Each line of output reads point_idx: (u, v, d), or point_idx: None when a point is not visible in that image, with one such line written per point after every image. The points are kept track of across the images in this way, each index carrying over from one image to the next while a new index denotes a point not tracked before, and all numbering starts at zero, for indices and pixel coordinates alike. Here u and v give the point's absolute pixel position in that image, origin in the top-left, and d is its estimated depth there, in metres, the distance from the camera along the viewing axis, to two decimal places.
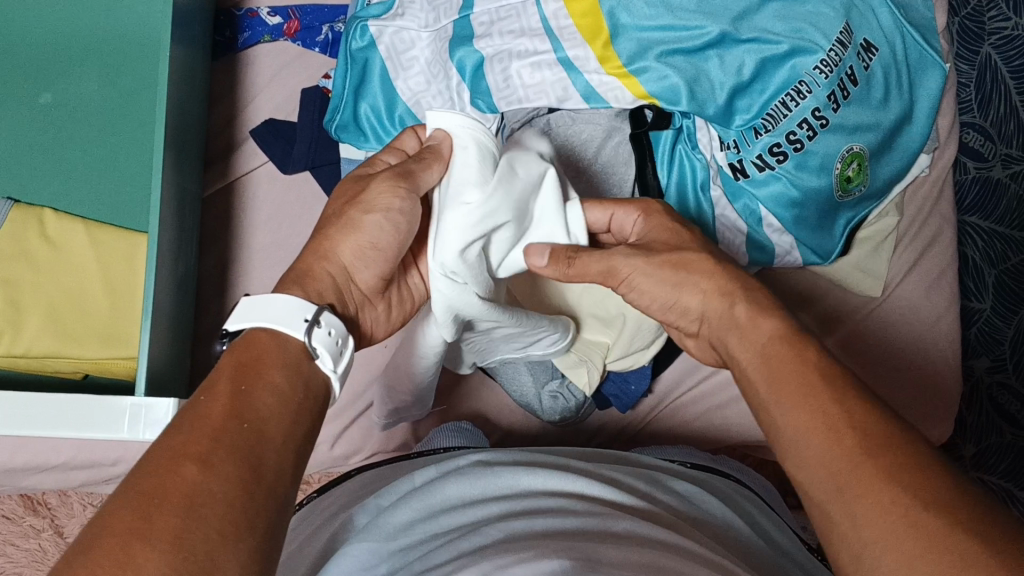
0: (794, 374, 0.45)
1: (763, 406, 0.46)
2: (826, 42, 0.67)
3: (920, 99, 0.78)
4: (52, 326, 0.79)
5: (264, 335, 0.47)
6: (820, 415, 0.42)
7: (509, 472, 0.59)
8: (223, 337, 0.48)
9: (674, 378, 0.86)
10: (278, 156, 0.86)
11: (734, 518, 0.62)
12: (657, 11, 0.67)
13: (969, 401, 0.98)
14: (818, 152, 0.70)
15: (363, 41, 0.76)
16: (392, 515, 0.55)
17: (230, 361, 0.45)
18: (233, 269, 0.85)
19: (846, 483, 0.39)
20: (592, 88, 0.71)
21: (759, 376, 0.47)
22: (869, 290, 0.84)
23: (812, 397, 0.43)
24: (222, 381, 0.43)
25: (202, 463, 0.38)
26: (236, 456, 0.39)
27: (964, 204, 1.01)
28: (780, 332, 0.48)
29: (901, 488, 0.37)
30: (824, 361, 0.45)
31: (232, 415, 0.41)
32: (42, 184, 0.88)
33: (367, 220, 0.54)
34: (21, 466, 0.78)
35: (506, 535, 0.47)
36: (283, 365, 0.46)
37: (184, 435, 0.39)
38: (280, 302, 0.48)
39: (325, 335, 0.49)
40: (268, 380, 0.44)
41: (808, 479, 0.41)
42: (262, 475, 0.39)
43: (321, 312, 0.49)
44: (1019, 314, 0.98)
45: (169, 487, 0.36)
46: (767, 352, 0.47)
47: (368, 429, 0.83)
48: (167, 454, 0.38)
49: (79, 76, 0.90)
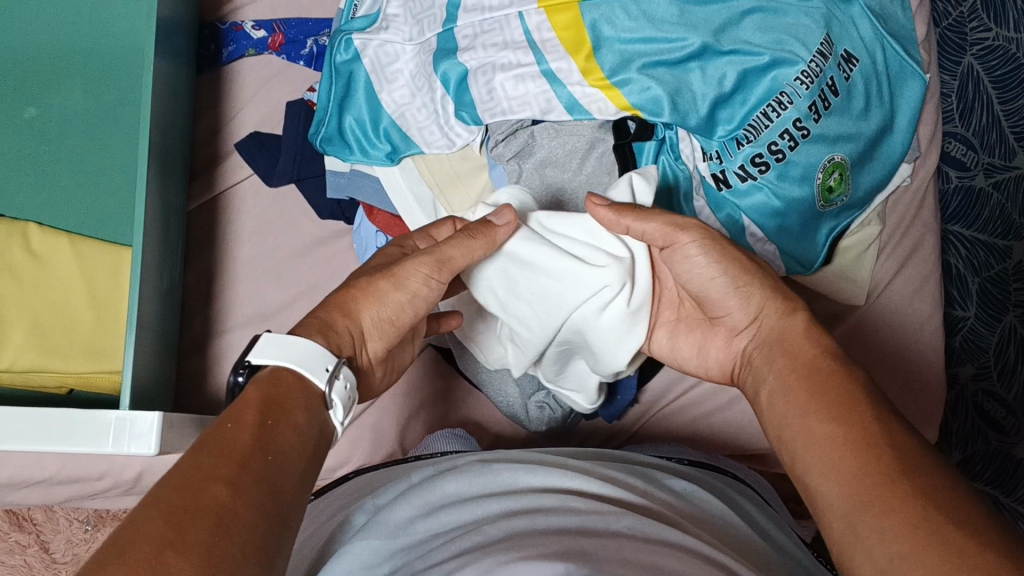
0: (833, 393, 0.47)
1: (796, 420, 0.48)
2: (807, 54, 0.68)
3: (902, 108, 0.79)
4: (36, 339, 0.79)
5: (292, 378, 0.48)
6: (854, 442, 0.44)
7: (510, 471, 0.59)
8: (238, 371, 0.48)
9: (660, 388, 0.86)
10: (263, 169, 0.86)
11: (729, 514, 0.62)
12: (639, 24, 0.68)
13: (954, 408, 0.98)
14: (799, 163, 0.71)
15: (348, 53, 0.77)
16: (393, 511, 0.55)
17: (258, 393, 0.46)
18: (219, 282, 0.85)
19: (874, 506, 0.40)
20: (575, 99, 0.71)
21: (804, 392, 0.49)
22: (852, 297, 0.84)
23: (849, 414, 0.45)
24: (249, 412, 0.44)
25: (231, 485, 0.39)
26: (259, 484, 0.40)
27: (947, 212, 1.02)
28: (829, 351, 0.51)
29: (924, 504, 0.39)
30: (864, 385, 0.47)
31: (259, 445, 0.42)
32: (25, 197, 0.87)
33: (392, 295, 0.56)
34: (5, 481, 0.78)
35: (504, 533, 0.48)
36: (306, 409, 0.47)
37: (215, 458, 0.40)
38: (306, 345, 0.49)
39: (342, 388, 0.49)
40: (294, 419, 0.45)
41: (834, 489, 0.43)
42: (282, 505, 0.41)
43: (339, 365, 0.49)
44: (1001, 322, 0.98)
45: (198, 503, 0.37)
46: (812, 368, 0.50)
47: (355, 440, 0.83)
48: (197, 472, 0.39)
49: (64, 90, 0.90)
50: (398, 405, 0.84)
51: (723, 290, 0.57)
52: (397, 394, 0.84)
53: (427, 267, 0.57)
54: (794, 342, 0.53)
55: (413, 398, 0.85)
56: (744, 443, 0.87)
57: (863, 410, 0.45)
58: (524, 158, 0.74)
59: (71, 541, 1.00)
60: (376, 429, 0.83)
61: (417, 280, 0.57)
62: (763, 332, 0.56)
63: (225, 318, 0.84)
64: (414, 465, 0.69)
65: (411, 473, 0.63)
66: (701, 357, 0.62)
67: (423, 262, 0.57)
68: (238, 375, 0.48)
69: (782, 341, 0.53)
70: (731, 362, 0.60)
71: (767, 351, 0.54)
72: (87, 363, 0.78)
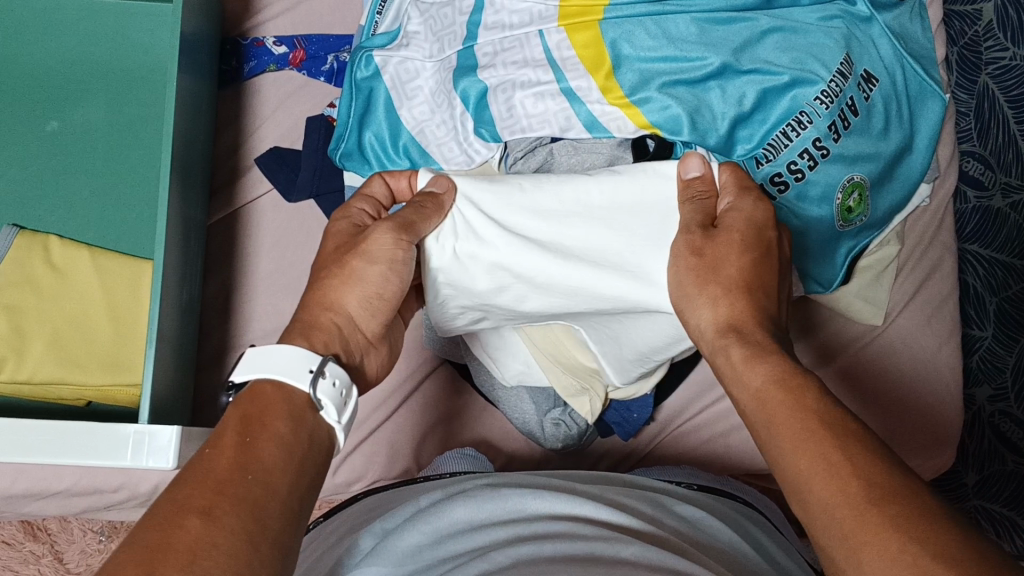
0: (794, 416, 0.45)
1: (766, 449, 0.46)
2: (827, 74, 0.69)
3: (921, 128, 0.79)
4: (56, 352, 0.80)
5: (268, 386, 0.48)
6: (816, 469, 0.42)
7: (516, 496, 0.59)
8: (227, 391, 0.48)
9: (677, 405, 0.86)
10: (282, 183, 0.86)
11: (742, 545, 0.61)
12: (659, 43, 0.69)
13: (971, 428, 1.00)
14: (818, 182, 0.71)
15: (368, 70, 0.78)
16: (401, 538, 0.56)
17: (237, 413, 0.45)
18: (238, 295, 0.85)
19: (849, 537, 0.40)
20: (594, 118, 0.70)
21: (764, 422, 0.47)
22: (869, 319, 0.84)
23: (813, 440, 0.44)
24: (227, 437, 0.43)
25: (204, 515, 0.38)
26: (241, 511, 0.40)
27: (966, 231, 1.03)
28: (777, 375, 0.48)
29: (902, 534, 0.38)
30: (822, 402, 0.46)
31: (237, 467, 0.42)
32: (47, 210, 0.88)
33: (372, 271, 0.56)
34: (22, 493, 0.78)
35: (514, 560, 0.48)
36: (289, 418, 0.46)
37: (189, 489, 0.40)
38: (283, 354, 0.49)
39: (330, 387, 0.49)
40: (274, 431, 0.45)
41: (814, 518, 0.42)
42: (267, 527, 0.40)
43: (325, 362, 0.49)
44: (1019, 342, 0.97)
45: (173, 541, 0.37)
46: (762, 396, 0.48)
47: (370, 455, 0.83)
48: (174, 508, 0.38)
49: (87, 104, 0.91)
50: (413, 421, 0.84)
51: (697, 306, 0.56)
52: (413, 410, 0.84)
53: (392, 231, 0.56)
54: (746, 363, 0.50)
55: (429, 414, 0.85)
56: (761, 463, 0.86)
57: (824, 432, 0.44)
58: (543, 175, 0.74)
59: (85, 551, 1.00)
60: (392, 444, 0.83)
61: (388, 249, 0.56)
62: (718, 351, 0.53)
63: (243, 331, 0.84)
64: (424, 488, 0.68)
65: (420, 497, 0.63)
66: None
67: (388, 229, 0.56)
68: (227, 395, 0.48)
69: (738, 363, 0.51)
70: None
71: (725, 379, 0.52)
72: (106, 377, 0.79)
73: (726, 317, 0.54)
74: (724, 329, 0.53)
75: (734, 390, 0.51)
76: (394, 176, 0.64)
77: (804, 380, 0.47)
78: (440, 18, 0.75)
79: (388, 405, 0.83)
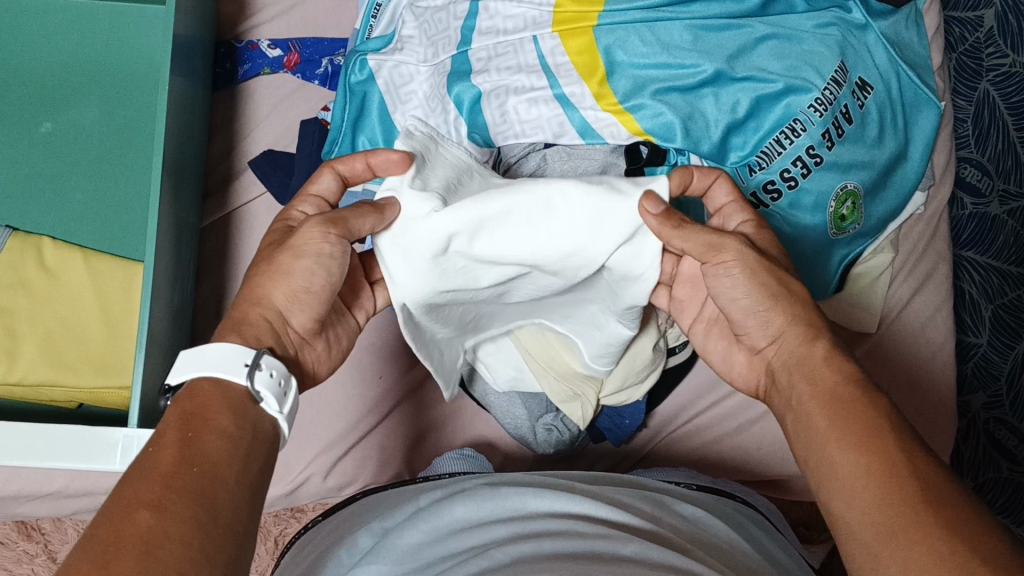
0: (857, 414, 0.45)
1: (818, 446, 0.46)
2: (821, 81, 0.69)
3: (915, 137, 0.79)
4: (48, 354, 0.80)
5: (205, 384, 0.46)
6: (876, 469, 0.43)
7: (516, 495, 0.59)
8: (164, 393, 0.46)
9: (669, 411, 0.86)
10: (276, 187, 0.85)
11: (740, 543, 0.62)
12: (653, 49, 0.69)
13: (965, 435, 0.98)
14: (812, 190, 0.71)
15: (362, 74, 0.77)
16: (401, 535, 0.56)
17: (180, 410, 0.44)
18: (230, 297, 0.85)
19: (900, 535, 0.40)
20: (587, 124, 0.70)
21: (823, 416, 0.47)
22: (866, 324, 0.84)
23: (874, 439, 0.44)
24: (170, 431, 0.42)
25: (154, 509, 0.38)
26: (191, 503, 0.39)
27: (961, 239, 1.02)
28: (853, 374, 0.48)
29: (951, 536, 0.38)
30: (887, 406, 0.46)
31: (183, 461, 0.41)
32: (40, 212, 0.88)
33: (299, 264, 0.53)
34: (13, 495, 0.78)
35: (512, 557, 0.48)
36: (231, 411, 0.45)
37: (136, 484, 0.39)
38: (218, 350, 0.46)
39: (269, 378, 0.46)
40: (219, 424, 0.43)
41: (863, 516, 0.42)
42: (217, 515, 0.40)
43: (261, 355, 0.47)
44: (1014, 349, 0.98)
45: (122, 536, 0.36)
46: (830, 391, 0.47)
47: (361, 459, 0.82)
48: (123, 502, 0.38)
49: (80, 106, 0.91)
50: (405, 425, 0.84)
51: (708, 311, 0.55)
52: (405, 414, 0.84)
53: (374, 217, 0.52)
54: (816, 363, 0.50)
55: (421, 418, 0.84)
56: (754, 470, 0.86)
57: (885, 434, 0.44)
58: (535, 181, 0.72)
59: None
60: (383, 448, 0.83)
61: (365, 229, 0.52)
62: (783, 353, 0.52)
63: None
64: (421, 487, 0.68)
65: (419, 496, 0.63)
66: (727, 366, 0.58)
67: (316, 223, 0.53)
68: (165, 398, 0.46)
69: (803, 363, 0.50)
70: (756, 380, 0.56)
71: (789, 374, 0.51)
72: (97, 379, 0.79)
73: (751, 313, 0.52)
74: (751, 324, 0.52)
75: (792, 388, 0.50)
76: (347, 167, 0.57)
77: (870, 384, 0.47)
78: (435, 22, 0.76)
79: (379, 410, 0.83)
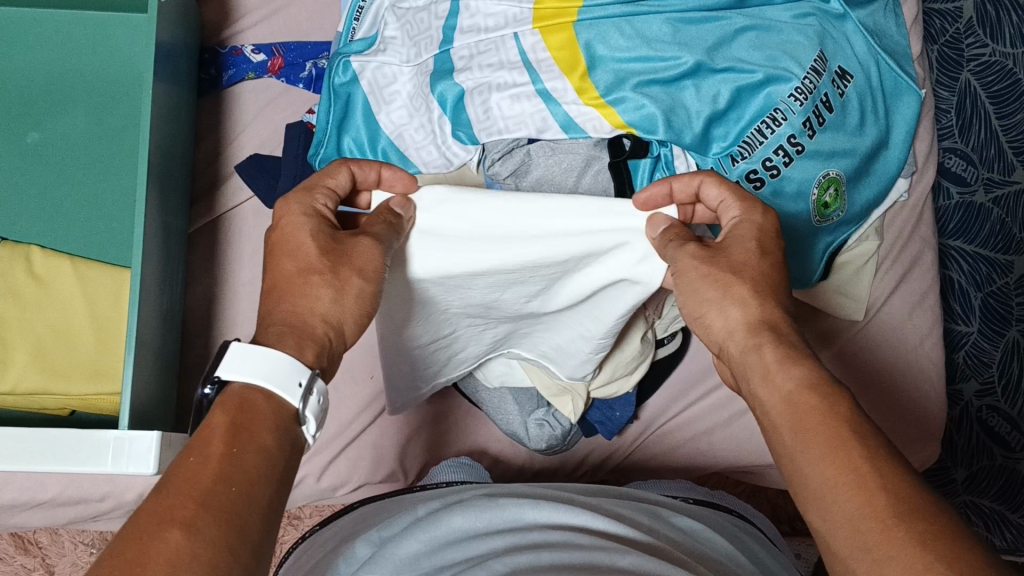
0: (820, 425, 0.45)
1: (788, 455, 0.46)
2: (800, 71, 0.70)
3: (897, 124, 0.80)
4: (39, 361, 0.80)
5: (258, 396, 0.44)
6: (847, 483, 0.42)
7: (515, 508, 0.60)
8: (208, 384, 0.44)
9: (658, 406, 0.86)
10: (263, 191, 0.86)
11: (739, 556, 0.62)
12: (633, 43, 0.70)
13: (960, 426, 1.00)
14: (794, 178, 0.72)
15: (346, 76, 0.78)
16: (399, 545, 0.56)
17: (224, 418, 0.42)
18: (219, 302, 0.86)
19: (875, 554, 0.39)
20: (570, 119, 0.70)
21: (789, 429, 0.46)
22: (851, 312, 0.84)
23: (839, 451, 0.43)
24: (214, 441, 0.41)
25: (187, 528, 0.36)
26: (223, 521, 0.38)
27: (948, 228, 1.03)
28: (806, 379, 0.47)
29: (925, 555, 0.38)
30: (851, 415, 0.45)
31: (221, 478, 0.39)
32: (30, 222, 0.89)
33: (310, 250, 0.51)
34: (7, 503, 0.78)
35: (512, 567, 0.48)
36: (275, 430, 0.43)
37: (170, 499, 0.38)
38: (278, 360, 0.45)
39: (316, 403, 0.46)
40: (260, 443, 0.42)
41: (838, 531, 0.42)
42: (246, 538, 0.38)
43: (314, 377, 0.46)
44: (1007, 335, 0.98)
45: (151, 555, 0.35)
46: (790, 401, 0.47)
47: (355, 460, 0.83)
48: (153, 518, 0.37)
49: (66, 115, 0.91)
50: (398, 426, 0.84)
51: (691, 319, 0.55)
52: (397, 413, 0.84)
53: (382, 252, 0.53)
54: (771, 369, 0.49)
55: (413, 417, 0.85)
56: (746, 461, 0.87)
57: (850, 446, 0.43)
58: (519, 176, 0.72)
59: (76, 564, 1.00)
60: (377, 448, 0.83)
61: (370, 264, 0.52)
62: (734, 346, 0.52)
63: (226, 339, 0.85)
64: (421, 497, 0.69)
65: (417, 509, 0.63)
66: None
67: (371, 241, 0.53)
68: (206, 389, 0.44)
69: (763, 372, 0.49)
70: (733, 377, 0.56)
71: (750, 381, 0.50)
72: (89, 386, 0.79)
73: (747, 319, 0.52)
74: (744, 333, 0.51)
75: (758, 396, 0.49)
76: (360, 169, 0.57)
77: (834, 391, 0.46)
78: (416, 22, 0.76)
79: (372, 410, 0.83)
